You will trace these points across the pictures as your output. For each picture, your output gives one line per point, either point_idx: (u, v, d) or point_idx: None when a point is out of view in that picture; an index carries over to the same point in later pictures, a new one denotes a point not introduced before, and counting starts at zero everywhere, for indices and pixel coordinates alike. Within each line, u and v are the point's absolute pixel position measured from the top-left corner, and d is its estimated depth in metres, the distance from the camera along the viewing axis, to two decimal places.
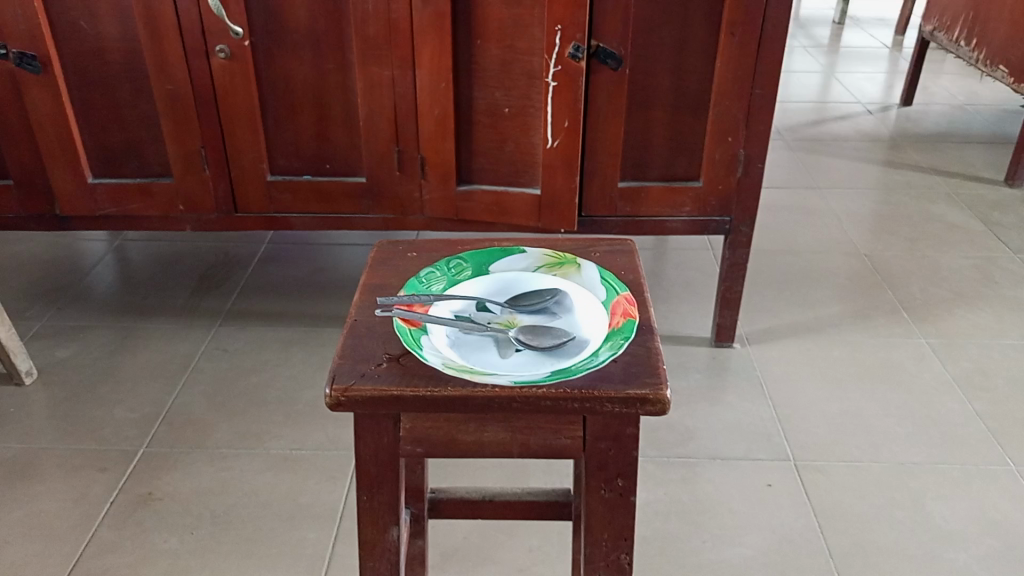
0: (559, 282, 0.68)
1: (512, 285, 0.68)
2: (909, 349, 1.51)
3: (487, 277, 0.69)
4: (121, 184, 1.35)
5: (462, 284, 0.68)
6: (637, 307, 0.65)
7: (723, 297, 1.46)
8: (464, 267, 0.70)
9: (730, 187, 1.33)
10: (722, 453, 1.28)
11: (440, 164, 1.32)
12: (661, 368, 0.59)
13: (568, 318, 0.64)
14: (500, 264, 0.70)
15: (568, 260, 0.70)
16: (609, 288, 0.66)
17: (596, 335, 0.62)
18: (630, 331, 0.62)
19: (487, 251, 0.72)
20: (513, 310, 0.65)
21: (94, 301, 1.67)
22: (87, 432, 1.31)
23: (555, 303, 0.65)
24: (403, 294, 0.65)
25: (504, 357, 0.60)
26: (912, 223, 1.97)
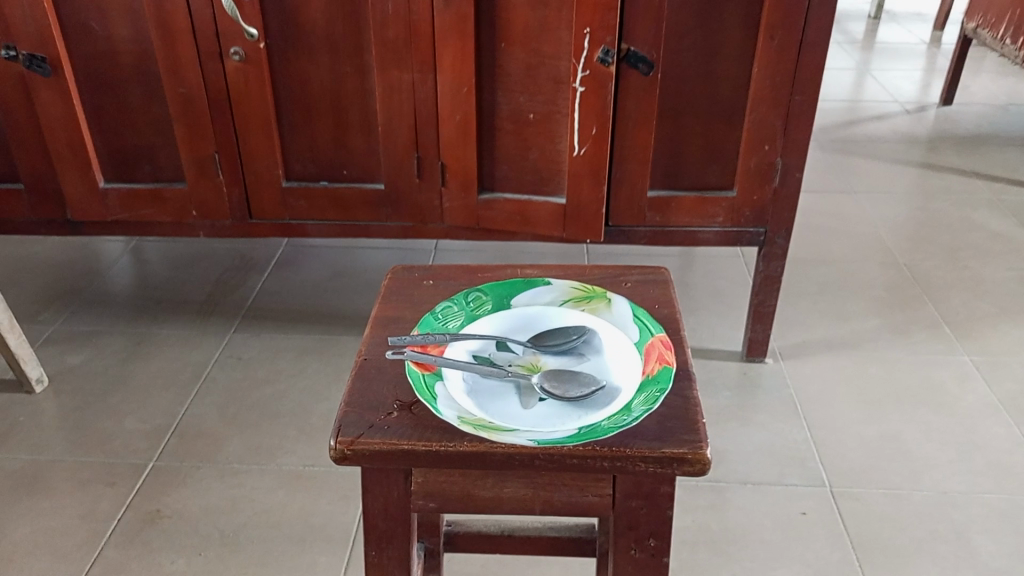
0: (588, 318, 0.63)
1: (535, 323, 0.63)
2: (952, 368, 1.44)
3: (508, 312, 0.64)
4: (133, 189, 1.31)
5: (480, 320, 0.63)
6: (673, 350, 0.59)
7: (755, 311, 1.40)
8: (484, 300, 0.65)
9: (765, 197, 1.27)
10: (753, 478, 1.21)
11: (460, 172, 1.26)
12: (700, 422, 0.54)
13: (596, 361, 0.59)
14: (522, 297, 0.66)
15: (597, 293, 0.66)
16: (642, 328, 0.61)
17: (628, 383, 0.56)
18: (667, 381, 0.56)
19: (508, 283, 0.68)
20: (536, 350, 0.60)
21: (108, 305, 1.64)
22: (96, 444, 1.28)
23: (583, 342, 0.61)
24: (416, 332, 0.61)
25: (527, 407, 0.55)
26: (953, 231, 1.89)
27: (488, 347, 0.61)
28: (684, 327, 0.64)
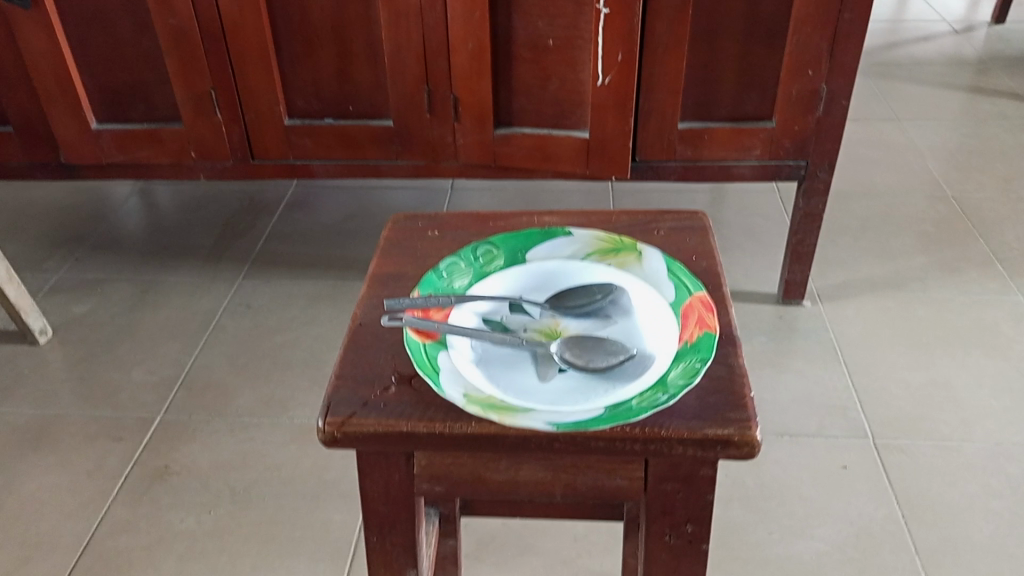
0: (616, 274, 0.56)
1: (555, 280, 0.56)
2: (1005, 308, 1.34)
3: (524, 268, 0.57)
4: (128, 129, 1.23)
5: (490, 278, 0.56)
6: (714, 313, 0.51)
7: (794, 251, 1.30)
8: (497, 255, 0.58)
9: (808, 127, 1.16)
10: (790, 429, 1.14)
11: (475, 105, 1.17)
12: (748, 398, 0.47)
13: (626, 324, 0.52)
14: (539, 251, 0.58)
15: (626, 246, 0.58)
16: (679, 286, 0.53)
17: (665, 351, 0.49)
18: (710, 351, 0.48)
19: (524, 235, 0.60)
20: (555, 312, 0.53)
21: (115, 251, 1.58)
22: (103, 397, 1.23)
23: (610, 304, 0.53)
24: (416, 295, 0.54)
25: (544, 380, 0.48)
26: (1005, 161, 1.76)
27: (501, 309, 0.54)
28: (726, 282, 0.57)
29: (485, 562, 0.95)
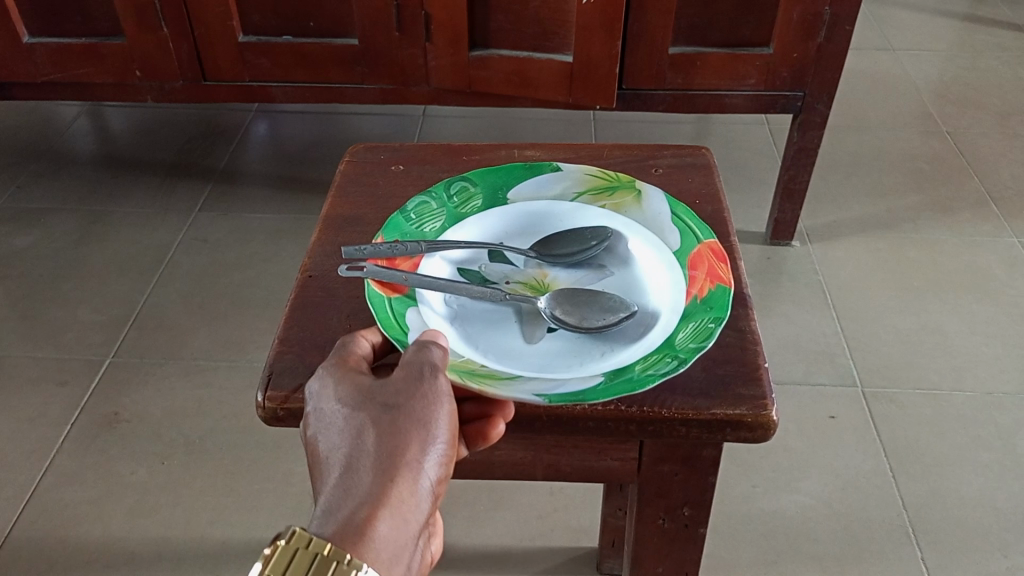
0: (611, 218, 0.55)
1: (540, 227, 0.56)
2: (998, 251, 1.29)
3: (505, 214, 0.56)
4: (63, 44, 1.12)
5: (466, 221, 0.55)
6: (726, 263, 0.50)
7: (785, 188, 1.23)
8: (476, 195, 0.57)
9: (807, 54, 1.07)
10: (777, 377, 1.09)
11: (448, 23, 1.07)
12: (761, 370, 0.45)
13: (620, 276, 0.51)
14: (523, 192, 0.58)
15: (622, 186, 0.57)
16: (686, 234, 0.53)
17: (667, 306, 0.48)
18: (723, 310, 0.46)
19: (504, 171, 0.59)
20: (543, 262, 0.53)
21: (61, 177, 1.47)
22: (47, 337, 1.15)
23: (604, 253, 0.53)
24: (378, 241, 0.52)
25: (530, 342, 0.47)
26: (1001, 94, 1.69)
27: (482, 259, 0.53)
28: (733, 235, 0.55)
29: (457, 517, 0.90)
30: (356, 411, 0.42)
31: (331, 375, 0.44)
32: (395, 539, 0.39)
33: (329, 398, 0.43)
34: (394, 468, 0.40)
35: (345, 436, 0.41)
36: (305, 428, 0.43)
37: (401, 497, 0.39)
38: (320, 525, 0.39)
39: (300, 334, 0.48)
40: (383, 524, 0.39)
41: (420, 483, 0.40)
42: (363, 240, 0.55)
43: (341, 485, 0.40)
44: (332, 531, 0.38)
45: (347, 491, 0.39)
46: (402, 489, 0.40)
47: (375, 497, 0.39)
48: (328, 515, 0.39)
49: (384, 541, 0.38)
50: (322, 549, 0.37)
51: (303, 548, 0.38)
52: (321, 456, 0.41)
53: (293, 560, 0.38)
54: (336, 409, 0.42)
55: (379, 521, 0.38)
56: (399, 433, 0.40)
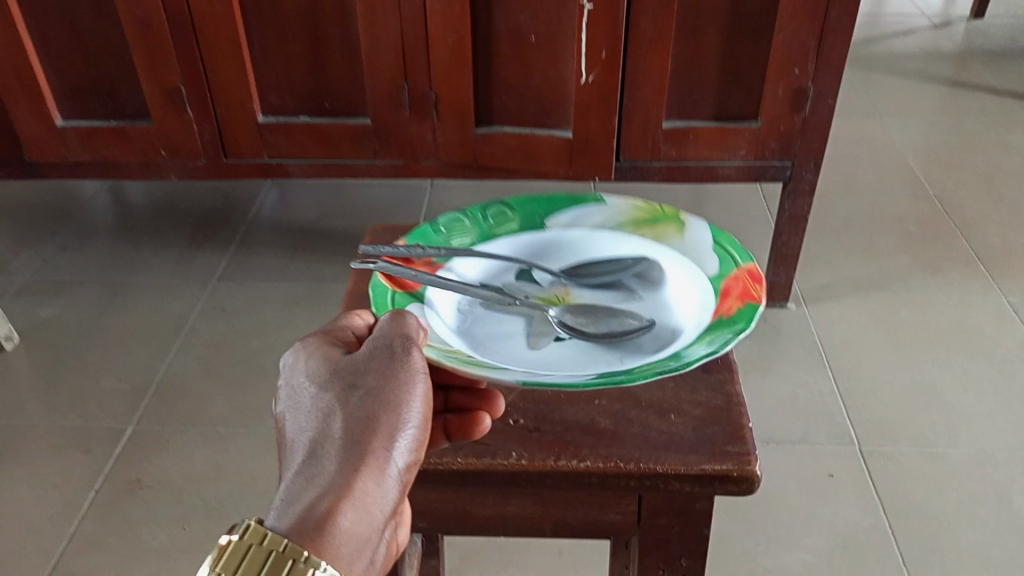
0: (649, 246, 0.61)
1: (577, 250, 0.62)
2: (988, 310, 1.34)
3: (545, 238, 0.63)
4: (93, 127, 1.19)
5: (496, 239, 0.63)
6: (762, 284, 0.54)
7: (779, 252, 1.29)
8: (509, 218, 0.64)
9: (794, 127, 1.14)
10: (777, 436, 1.13)
11: (455, 102, 1.14)
12: (745, 429, 0.51)
13: (644, 299, 0.57)
14: (564, 218, 0.64)
15: (666, 217, 0.62)
16: (723, 262, 0.57)
17: (686, 326, 0.53)
18: (742, 324, 0.51)
19: (545, 201, 0.66)
20: (568, 283, 0.59)
21: (84, 250, 1.53)
22: (71, 406, 1.19)
23: (630, 279, 0.59)
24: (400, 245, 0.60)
25: (540, 348, 0.53)
26: (985, 157, 1.76)
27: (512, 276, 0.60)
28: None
29: None
30: (328, 404, 0.46)
31: (308, 364, 0.49)
32: (357, 528, 0.43)
33: (303, 394, 0.48)
34: (359, 460, 0.44)
35: (314, 430, 0.45)
36: (281, 420, 0.48)
37: (365, 490, 0.43)
38: (278, 519, 0.43)
39: None
40: (346, 517, 0.42)
41: (385, 473, 0.44)
42: None
43: (306, 476, 0.44)
44: (289, 526, 0.42)
45: (312, 481, 0.43)
46: (365, 482, 0.44)
47: (338, 488, 0.43)
48: (290, 507, 0.43)
49: (346, 530, 0.42)
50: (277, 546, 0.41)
51: (259, 544, 0.42)
52: (292, 447, 0.46)
53: (248, 554, 0.42)
54: (309, 403, 0.47)
55: (343, 510, 0.42)
56: (366, 424, 0.45)
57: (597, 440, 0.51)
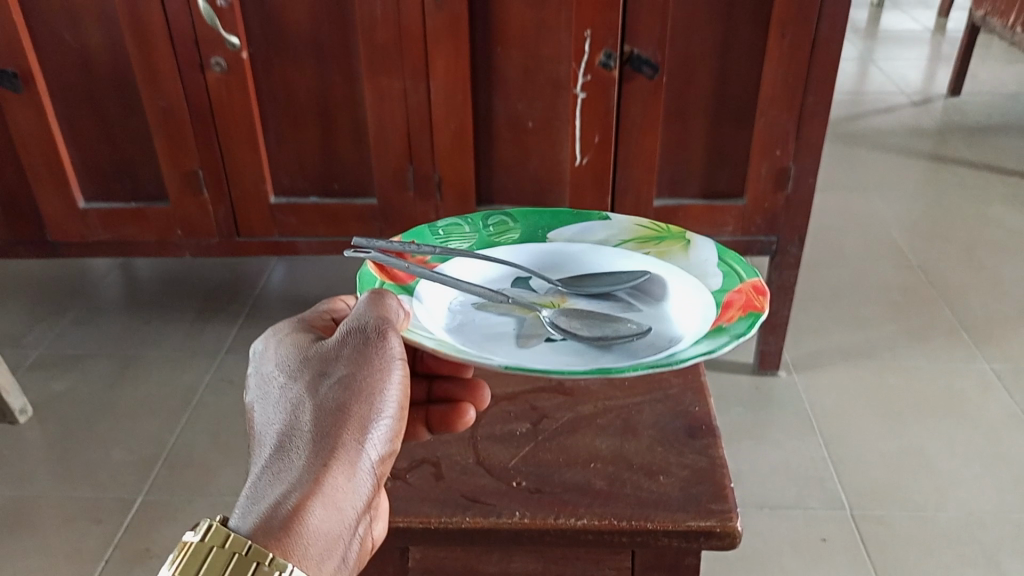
0: (653, 262, 0.64)
1: (581, 264, 0.66)
2: (973, 376, 1.38)
3: (549, 252, 0.67)
4: (113, 208, 1.25)
5: (497, 246, 0.68)
6: (764, 297, 0.56)
7: (768, 321, 1.34)
8: (510, 228, 0.69)
9: (778, 204, 1.20)
10: (771, 501, 1.16)
11: (457, 184, 1.20)
12: (728, 488, 0.57)
13: (643, 310, 0.60)
14: (567, 232, 0.69)
15: (671, 237, 0.66)
16: (727, 279, 0.60)
17: (682, 334, 0.56)
18: (739, 330, 0.53)
19: (551, 215, 0.71)
20: (566, 291, 0.63)
21: (97, 324, 1.58)
22: (82, 477, 1.22)
23: (629, 290, 0.62)
24: (395, 240, 0.63)
25: (533, 345, 0.56)
26: (966, 229, 1.83)
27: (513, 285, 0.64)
28: (711, 396, 0.68)
29: None
30: (297, 405, 0.52)
31: (286, 366, 0.56)
32: (324, 520, 0.49)
33: (275, 396, 0.54)
34: (325, 459, 0.50)
35: (283, 430, 0.52)
36: (256, 422, 0.54)
37: (331, 488, 0.50)
38: (242, 515, 0.49)
39: None
40: (312, 511, 0.48)
41: (350, 471, 0.51)
42: None
43: (276, 473, 0.50)
44: (251, 521, 0.48)
45: (281, 478, 0.49)
46: (333, 478, 0.50)
47: (305, 485, 0.49)
48: (259, 500, 0.49)
49: (314, 525, 0.48)
50: (238, 549, 0.46)
51: (221, 546, 0.46)
52: (265, 446, 0.52)
53: (210, 555, 0.46)
54: (281, 405, 0.53)
55: (309, 504, 0.48)
56: (335, 426, 0.51)
57: (593, 500, 0.58)
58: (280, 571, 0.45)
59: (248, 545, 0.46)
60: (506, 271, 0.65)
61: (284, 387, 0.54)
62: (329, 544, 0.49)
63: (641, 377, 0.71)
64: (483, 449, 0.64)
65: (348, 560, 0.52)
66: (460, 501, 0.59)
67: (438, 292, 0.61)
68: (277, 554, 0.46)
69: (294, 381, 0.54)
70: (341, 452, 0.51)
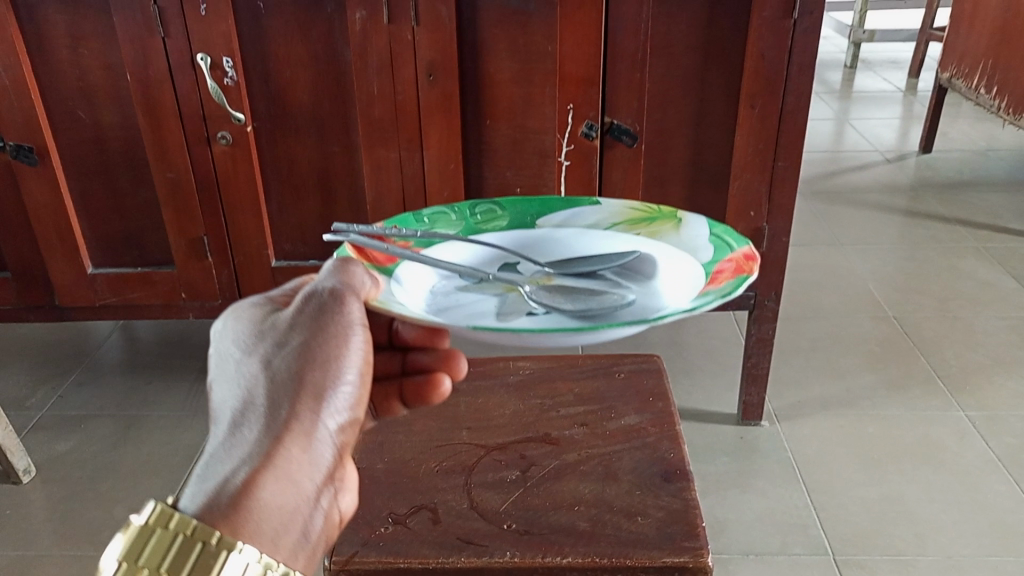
0: (643, 243, 0.65)
1: (570, 248, 0.67)
2: (949, 424, 1.43)
3: (539, 238, 0.69)
4: (121, 273, 1.31)
5: (482, 232, 0.69)
6: (754, 263, 0.57)
7: (749, 374, 1.39)
8: (498, 216, 0.71)
9: (755, 262, 1.26)
10: (756, 548, 1.19)
11: None
12: (699, 527, 0.65)
13: (632, 284, 0.60)
14: (556, 218, 0.70)
15: (660, 219, 0.68)
16: (714, 252, 0.61)
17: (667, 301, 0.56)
18: (725, 292, 0.53)
19: (538, 204, 0.72)
20: (554, 271, 0.63)
21: (100, 385, 1.62)
22: (85, 535, 1.25)
23: (617, 267, 0.63)
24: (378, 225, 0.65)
25: (517, 315, 0.56)
26: (940, 282, 1.90)
27: (500, 267, 0.65)
28: (685, 442, 0.74)
29: None
30: (252, 379, 0.54)
31: (242, 340, 0.57)
32: (276, 493, 0.50)
33: (231, 372, 0.55)
34: (276, 432, 0.52)
35: (238, 405, 0.53)
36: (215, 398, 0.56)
37: (284, 460, 0.51)
38: (193, 497, 0.50)
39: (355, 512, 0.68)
40: (267, 484, 0.50)
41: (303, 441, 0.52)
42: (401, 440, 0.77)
43: (228, 449, 0.51)
44: (202, 502, 0.49)
45: (233, 453, 0.51)
46: (285, 450, 0.51)
47: (256, 460, 0.50)
48: (212, 478, 0.51)
49: (266, 498, 0.50)
50: (183, 529, 0.48)
51: (165, 526, 0.48)
52: (220, 422, 0.53)
53: (155, 535, 0.48)
54: (236, 380, 0.54)
55: (260, 478, 0.50)
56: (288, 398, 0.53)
57: (577, 539, 0.65)
58: (228, 549, 0.47)
59: (193, 526, 0.48)
60: (494, 254, 0.66)
61: (240, 360, 0.56)
62: (283, 517, 0.51)
63: (621, 426, 0.77)
64: (477, 494, 0.70)
65: (314, 530, 0.53)
66: (455, 543, 0.65)
67: (422, 273, 0.61)
68: (224, 533, 0.48)
69: (251, 353, 0.56)
70: (293, 423, 0.52)
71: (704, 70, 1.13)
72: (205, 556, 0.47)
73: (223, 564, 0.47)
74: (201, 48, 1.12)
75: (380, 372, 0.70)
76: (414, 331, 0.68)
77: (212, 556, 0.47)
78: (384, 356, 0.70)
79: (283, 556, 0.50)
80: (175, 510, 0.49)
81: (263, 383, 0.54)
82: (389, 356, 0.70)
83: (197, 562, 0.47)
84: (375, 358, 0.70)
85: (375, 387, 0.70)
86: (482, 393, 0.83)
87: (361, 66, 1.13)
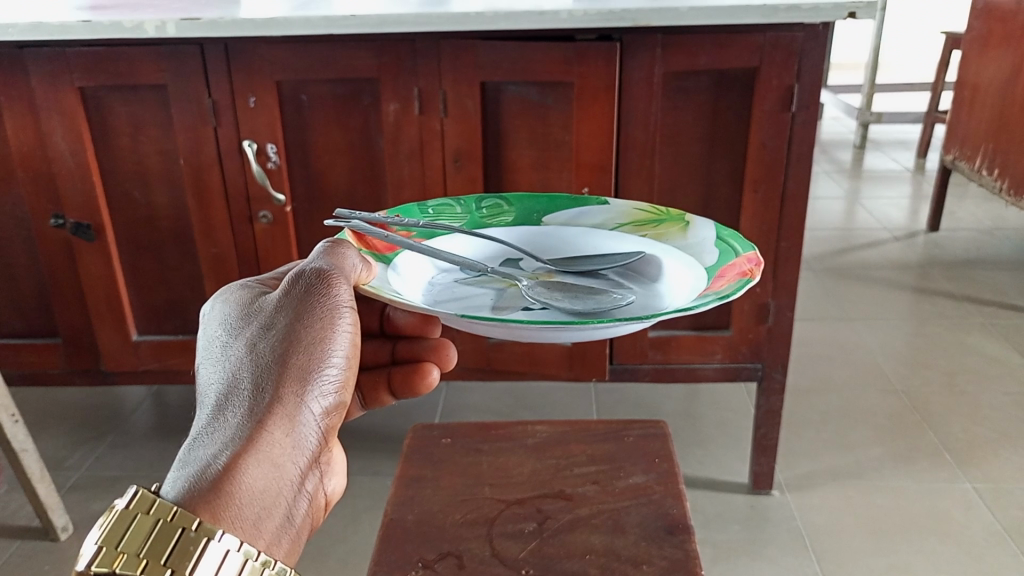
0: (649, 244, 0.67)
1: (574, 246, 0.69)
2: (956, 496, 1.47)
3: (543, 235, 0.71)
4: (164, 340, 1.40)
5: (485, 226, 0.72)
6: (757, 266, 0.59)
7: (759, 443, 1.44)
8: (504, 211, 0.74)
9: (761, 335, 1.33)
10: None
11: None
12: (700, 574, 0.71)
13: (635, 285, 0.63)
14: (563, 216, 0.72)
15: (668, 221, 0.70)
16: (720, 256, 0.63)
17: (669, 303, 0.58)
18: (727, 292, 0.55)
19: (546, 199, 0.74)
20: (556, 269, 0.66)
21: (134, 448, 1.69)
22: None
23: (621, 268, 0.65)
24: (382, 214, 0.68)
25: (509, 307, 0.59)
26: (947, 356, 1.95)
27: (502, 263, 0.67)
28: (688, 500, 0.80)
29: None
30: (238, 363, 0.56)
31: (229, 325, 0.60)
32: (258, 477, 0.52)
33: (217, 354, 0.58)
34: (261, 417, 0.54)
35: (222, 390, 0.55)
36: (199, 381, 0.58)
37: (266, 444, 0.53)
38: (172, 484, 0.51)
39: (388, 558, 0.75)
40: (249, 468, 0.52)
41: (287, 425, 0.55)
42: (427, 493, 0.83)
43: (210, 433, 0.53)
44: (179, 487, 0.50)
45: (215, 437, 0.53)
46: (268, 435, 0.54)
47: (238, 444, 0.52)
48: (192, 460, 0.52)
49: (248, 482, 0.52)
50: (163, 516, 0.49)
51: (145, 513, 0.48)
52: (204, 406, 0.55)
53: (134, 522, 0.48)
54: (221, 363, 0.57)
55: (243, 463, 0.52)
56: (274, 382, 0.55)
57: None
58: (209, 538, 0.49)
59: (174, 512, 0.49)
60: (496, 251, 0.69)
61: (224, 347, 0.58)
62: (263, 500, 0.53)
63: (629, 484, 0.83)
64: (498, 543, 0.76)
65: (286, 517, 0.55)
66: None
67: (418, 263, 0.64)
68: (204, 520, 0.49)
69: (236, 339, 0.58)
70: (276, 409, 0.55)
71: (710, 158, 1.23)
72: (186, 542, 0.48)
73: (203, 550, 0.48)
74: (248, 136, 1.23)
75: (370, 362, 0.78)
76: (405, 318, 0.78)
77: (193, 542, 0.48)
78: (375, 344, 0.78)
79: (258, 537, 0.53)
80: (156, 496, 0.49)
81: (248, 369, 0.56)
82: (379, 344, 0.78)
83: (176, 547, 0.48)
84: (366, 346, 0.78)
85: (364, 374, 0.78)
86: (502, 453, 0.90)
87: (393, 152, 1.24)
